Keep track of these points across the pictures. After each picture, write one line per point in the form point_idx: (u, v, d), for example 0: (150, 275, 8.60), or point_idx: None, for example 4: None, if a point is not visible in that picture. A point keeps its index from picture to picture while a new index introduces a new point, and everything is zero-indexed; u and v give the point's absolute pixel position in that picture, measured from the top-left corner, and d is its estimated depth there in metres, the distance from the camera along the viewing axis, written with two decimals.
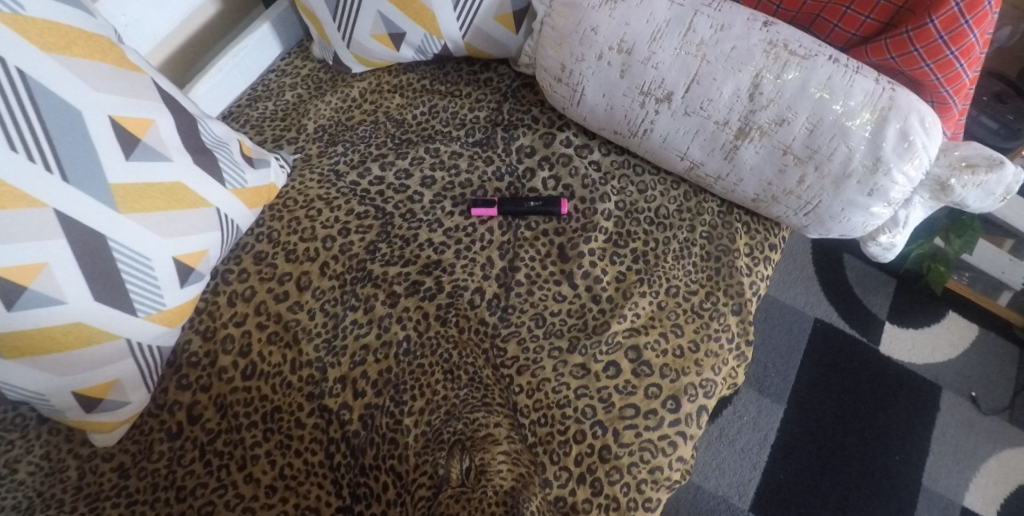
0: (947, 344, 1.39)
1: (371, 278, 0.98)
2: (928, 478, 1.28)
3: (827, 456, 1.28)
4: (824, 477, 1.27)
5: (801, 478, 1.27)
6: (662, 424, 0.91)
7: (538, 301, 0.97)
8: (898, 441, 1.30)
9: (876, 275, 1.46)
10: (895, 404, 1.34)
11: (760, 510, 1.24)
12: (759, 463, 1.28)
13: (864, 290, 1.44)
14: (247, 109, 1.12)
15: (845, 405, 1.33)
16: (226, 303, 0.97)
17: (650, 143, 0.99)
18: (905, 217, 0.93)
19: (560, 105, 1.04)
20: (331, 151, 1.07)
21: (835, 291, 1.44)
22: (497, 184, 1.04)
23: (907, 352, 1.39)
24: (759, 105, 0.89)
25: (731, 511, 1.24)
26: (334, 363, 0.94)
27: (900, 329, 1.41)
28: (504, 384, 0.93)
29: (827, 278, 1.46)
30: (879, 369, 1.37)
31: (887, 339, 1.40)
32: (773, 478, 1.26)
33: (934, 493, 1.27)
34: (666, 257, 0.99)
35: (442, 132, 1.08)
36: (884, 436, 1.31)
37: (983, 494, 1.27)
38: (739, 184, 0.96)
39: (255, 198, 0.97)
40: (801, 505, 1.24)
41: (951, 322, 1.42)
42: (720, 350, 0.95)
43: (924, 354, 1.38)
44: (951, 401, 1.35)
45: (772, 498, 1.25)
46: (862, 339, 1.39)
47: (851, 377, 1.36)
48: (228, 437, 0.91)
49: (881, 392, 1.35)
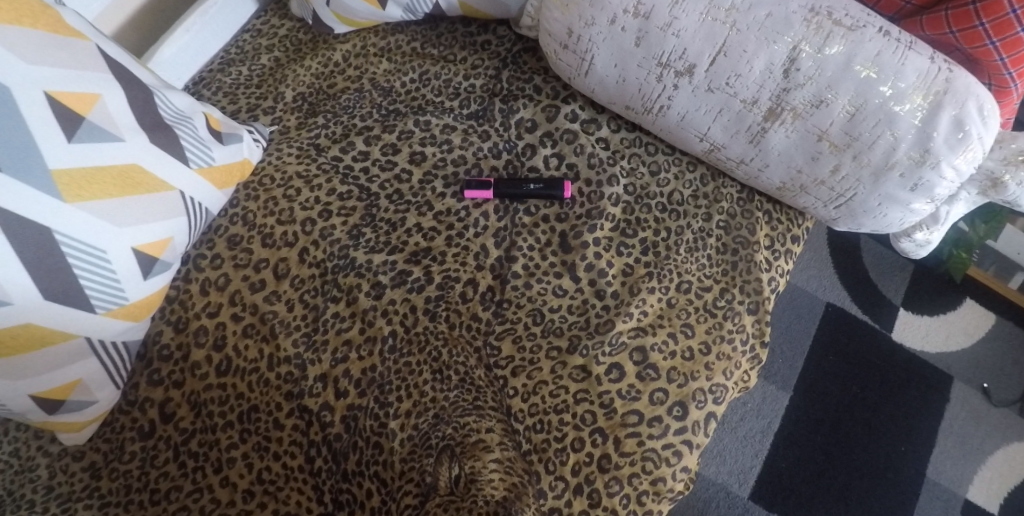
0: (962, 332, 1.32)
1: (354, 267, 0.90)
2: (933, 470, 1.22)
3: (833, 445, 1.23)
4: (828, 466, 1.21)
5: (804, 466, 1.21)
6: (667, 432, 0.84)
7: (536, 295, 0.89)
8: (906, 431, 1.24)
9: (893, 258, 1.38)
10: (906, 391, 1.27)
11: (761, 500, 1.19)
12: (762, 451, 1.22)
13: (880, 273, 1.36)
14: (219, 75, 1.02)
15: (855, 392, 1.26)
16: (199, 292, 0.89)
17: (666, 121, 0.89)
18: (946, 213, 0.83)
19: (565, 75, 0.93)
20: (311, 123, 0.97)
21: (850, 273, 1.36)
22: (494, 162, 0.94)
23: (921, 339, 1.31)
24: (795, 83, 0.78)
25: (731, 500, 1.19)
26: (314, 360, 0.87)
27: (914, 317, 1.33)
28: (498, 386, 0.86)
29: (842, 259, 1.37)
30: (891, 356, 1.30)
31: (900, 326, 1.32)
32: (776, 466, 1.21)
33: (938, 486, 1.21)
34: (679, 249, 0.91)
35: (434, 102, 0.98)
36: (893, 424, 1.25)
37: (986, 487, 1.22)
38: (764, 171, 0.86)
39: (225, 177, 0.89)
40: (802, 494, 1.19)
41: (968, 310, 1.34)
42: (733, 353, 0.87)
43: (938, 342, 1.31)
44: (963, 392, 1.28)
45: (773, 487, 1.20)
46: (875, 325, 1.32)
47: (863, 363, 1.29)
48: (203, 437, 0.85)
49: (893, 380, 1.28)
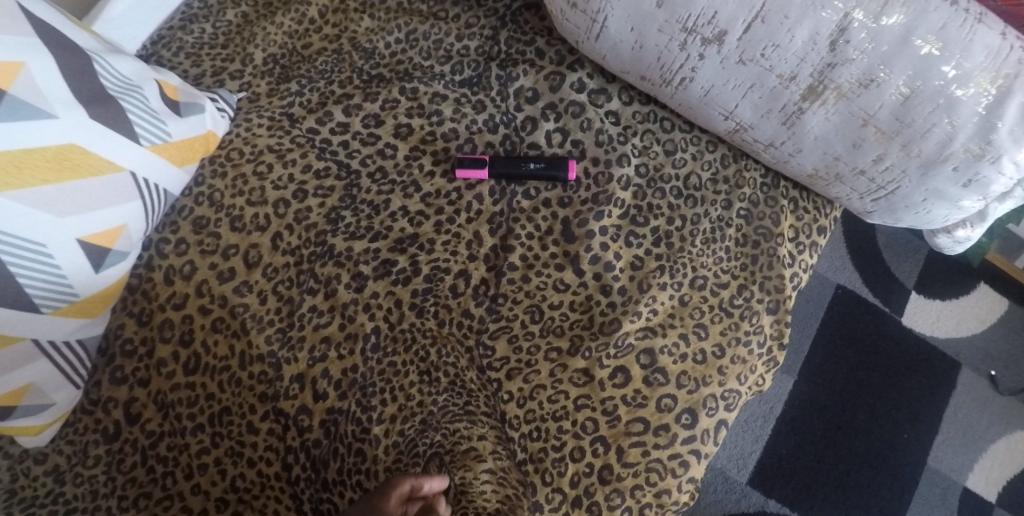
0: (974, 318, 1.25)
1: (333, 255, 0.81)
2: (934, 457, 1.17)
3: (835, 431, 1.16)
4: (828, 452, 1.15)
5: (804, 451, 1.15)
6: (674, 442, 0.77)
7: (535, 290, 0.81)
8: (909, 419, 1.18)
9: (908, 236, 1.29)
10: (913, 377, 1.21)
11: (760, 485, 1.13)
12: (762, 436, 1.16)
13: (892, 254, 1.28)
14: (180, 33, 0.91)
15: (861, 377, 1.20)
16: (163, 281, 0.81)
17: (687, 95, 0.78)
18: (989, 214, 0.74)
19: (572, 38, 0.82)
20: (283, 89, 0.87)
21: (862, 252, 1.28)
22: (490, 137, 0.85)
23: (932, 324, 1.24)
24: (843, 57, 0.67)
25: (730, 486, 1.13)
26: (290, 359, 0.79)
27: (926, 300, 1.25)
28: (492, 390, 0.79)
29: (855, 236, 1.28)
30: (901, 339, 1.22)
31: (910, 309, 1.25)
32: (776, 451, 1.15)
33: (939, 474, 1.16)
34: (695, 240, 0.82)
35: (422, 66, 0.88)
36: (897, 411, 1.18)
37: (985, 476, 1.16)
38: (796, 155, 0.77)
39: (184, 154, 0.79)
40: (802, 481, 1.14)
41: (981, 296, 1.26)
42: (749, 356, 0.80)
43: (948, 327, 1.24)
44: (969, 379, 1.22)
45: (772, 473, 1.14)
46: (886, 309, 1.24)
47: (871, 347, 1.21)
48: (172, 441, 0.78)
49: (901, 365, 1.21)
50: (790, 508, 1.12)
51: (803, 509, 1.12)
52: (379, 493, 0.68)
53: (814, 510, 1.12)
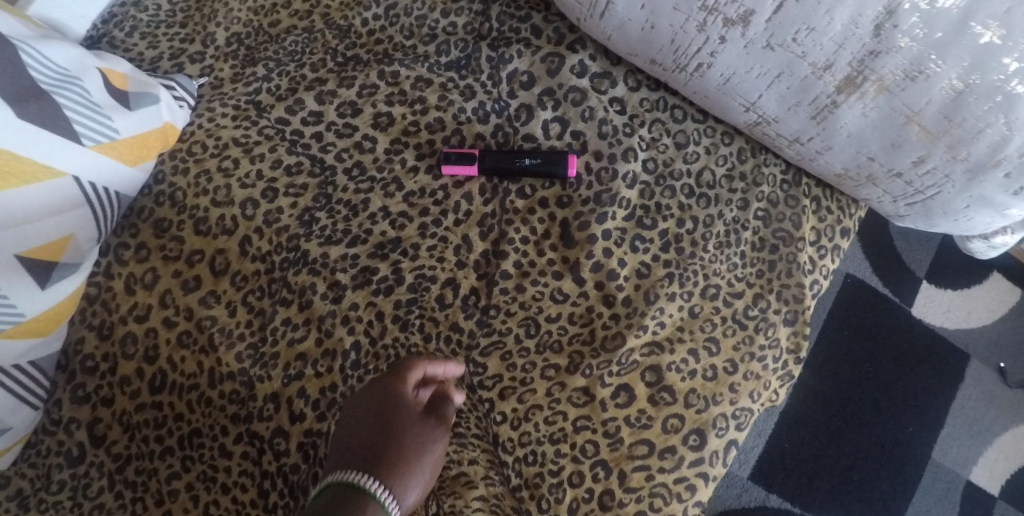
0: (985, 309, 1.15)
1: (307, 262, 0.74)
2: (938, 450, 1.08)
3: (839, 425, 1.08)
4: (832, 446, 1.07)
5: (807, 444, 1.07)
6: (680, 465, 0.69)
7: (530, 301, 0.73)
8: (916, 412, 1.09)
9: None
10: (919, 369, 1.12)
11: (761, 480, 1.05)
12: (765, 430, 1.07)
13: (905, 242, 1.17)
14: (134, 10, 0.82)
15: (868, 369, 1.11)
16: (123, 291, 0.74)
17: (703, 83, 0.69)
18: None
19: (573, 15, 0.72)
20: (248, 74, 0.79)
21: (875, 240, 1.18)
22: (480, 127, 0.76)
23: (941, 315, 1.14)
24: (889, 45, 0.57)
25: (729, 480, 1.05)
26: (262, 377, 0.72)
27: (937, 290, 1.15)
28: (483, 411, 0.72)
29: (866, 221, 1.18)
30: (910, 330, 1.13)
31: (920, 300, 1.15)
32: (778, 445, 1.07)
33: (943, 467, 1.07)
34: (707, 245, 0.74)
35: (403, 46, 0.79)
36: (902, 404, 1.10)
37: (989, 468, 1.08)
38: (825, 153, 0.68)
39: (137, 151, 0.72)
40: (804, 475, 1.05)
41: (994, 284, 1.16)
42: (764, 371, 0.72)
43: (958, 318, 1.14)
44: (978, 371, 1.12)
45: (772, 467, 1.06)
46: (895, 299, 1.14)
47: (878, 338, 1.12)
48: (140, 465, 0.72)
49: (908, 355, 1.12)
50: (792, 503, 1.04)
51: (804, 504, 1.04)
52: (395, 375, 0.67)
53: (816, 505, 1.04)
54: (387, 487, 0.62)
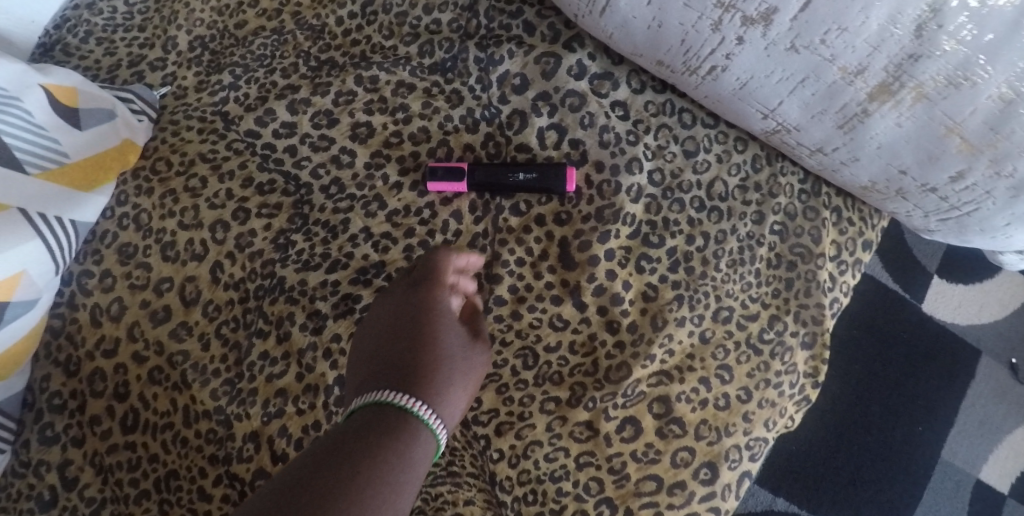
0: (997, 302, 1.05)
1: (284, 290, 0.68)
2: (948, 449, 1.00)
3: (848, 425, 1.00)
4: (841, 447, 0.99)
5: (814, 447, 0.99)
6: (691, 501, 0.63)
7: (527, 329, 0.67)
8: (925, 411, 1.01)
9: None
10: (929, 367, 1.02)
11: (766, 483, 0.98)
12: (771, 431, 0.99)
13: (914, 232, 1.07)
14: (87, 12, 0.75)
15: (878, 368, 1.02)
16: (89, 323, 0.68)
17: (716, 87, 0.61)
18: None
19: (570, 11, 0.65)
20: (213, 82, 0.72)
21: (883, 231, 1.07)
22: (468, 138, 0.69)
23: (952, 309, 1.04)
24: (930, 48, 0.50)
25: None
26: (241, 415, 0.66)
27: (948, 284, 1.05)
28: (478, 448, 0.66)
29: None
30: (920, 327, 1.03)
31: (932, 294, 1.04)
32: (784, 447, 0.99)
33: (952, 466, 1.00)
34: (719, 264, 0.67)
35: (382, 47, 0.72)
36: (912, 404, 1.01)
37: (999, 466, 1.00)
38: (850, 165, 0.61)
39: (92, 175, 0.66)
40: (811, 477, 0.97)
41: (1006, 278, 1.06)
42: (780, 398, 0.66)
43: (970, 313, 1.04)
44: (989, 368, 1.03)
45: (778, 469, 0.98)
46: (905, 296, 1.04)
47: (890, 335, 1.03)
48: (115, 509, 0.66)
49: (917, 352, 1.03)
50: (799, 507, 0.96)
51: (812, 507, 0.96)
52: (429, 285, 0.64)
53: (823, 508, 0.97)
54: (433, 405, 0.58)
